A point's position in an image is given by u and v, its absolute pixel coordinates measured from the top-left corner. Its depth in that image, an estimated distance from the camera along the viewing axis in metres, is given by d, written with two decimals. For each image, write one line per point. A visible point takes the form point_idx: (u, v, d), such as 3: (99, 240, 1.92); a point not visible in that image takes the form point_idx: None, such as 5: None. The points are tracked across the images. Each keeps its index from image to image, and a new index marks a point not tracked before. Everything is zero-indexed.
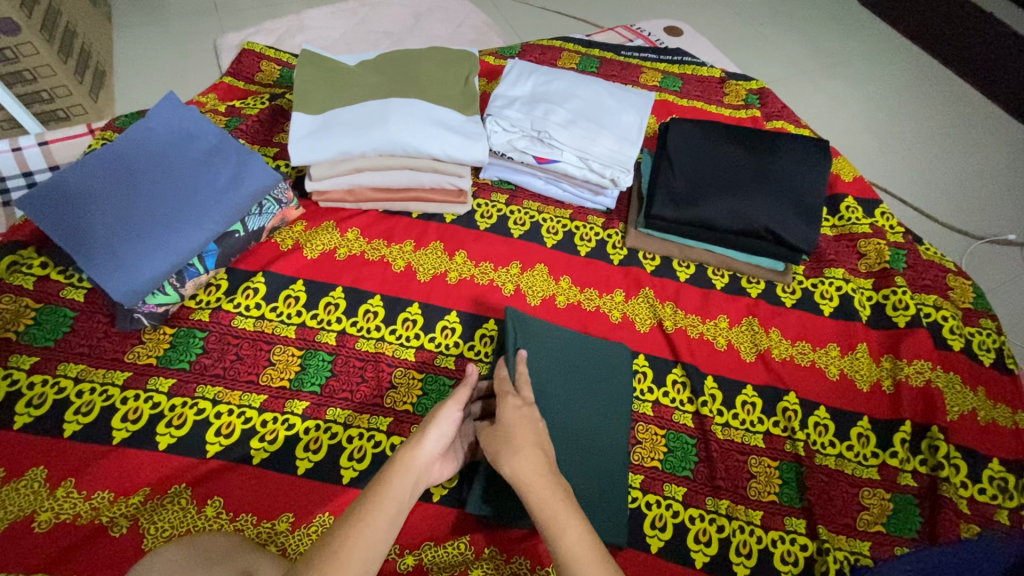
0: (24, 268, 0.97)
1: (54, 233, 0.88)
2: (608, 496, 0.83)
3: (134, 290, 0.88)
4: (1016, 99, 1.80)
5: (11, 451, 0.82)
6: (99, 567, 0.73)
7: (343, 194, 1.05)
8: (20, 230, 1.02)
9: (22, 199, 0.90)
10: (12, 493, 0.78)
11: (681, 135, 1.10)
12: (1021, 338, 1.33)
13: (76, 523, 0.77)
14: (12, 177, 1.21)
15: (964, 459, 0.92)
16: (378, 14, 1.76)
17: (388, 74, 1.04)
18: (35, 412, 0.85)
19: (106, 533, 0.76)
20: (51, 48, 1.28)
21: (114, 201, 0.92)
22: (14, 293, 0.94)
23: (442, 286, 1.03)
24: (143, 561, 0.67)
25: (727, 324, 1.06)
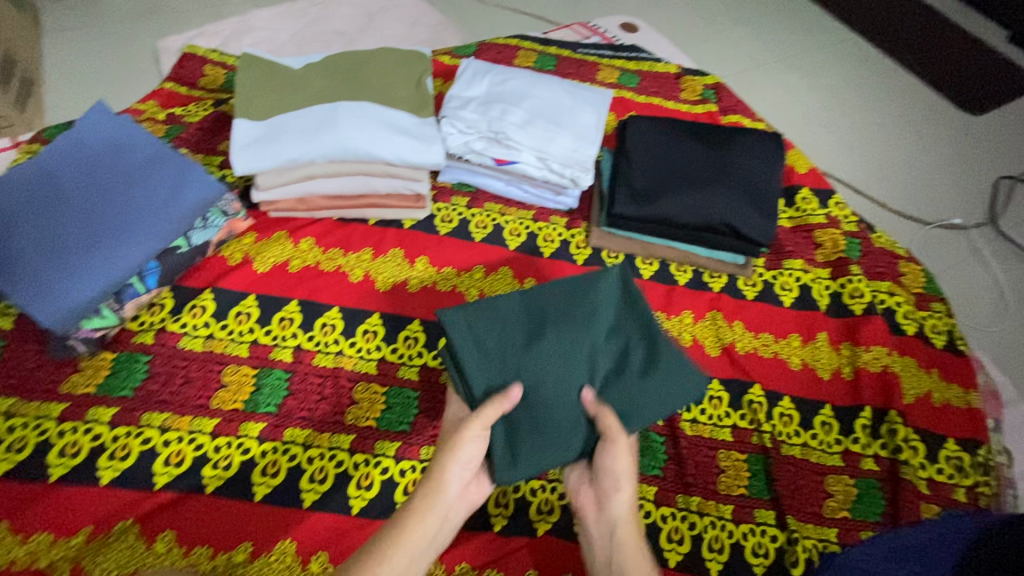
0: None
1: None
2: (527, 450, 0.76)
3: (64, 315, 0.82)
4: (955, 89, 1.88)
5: None
6: None
7: (294, 203, 1.01)
8: None
9: None
10: None
11: (638, 133, 1.10)
12: (970, 317, 1.38)
13: (11, 570, 0.73)
14: None
15: (922, 441, 0.95)
16: (329, 14, 1.71)
17: (336, 75, 1.00)
18: None
19: None
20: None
21: (41, 219, 0.85)
22: None
23: (403, 295, 1.00)
24: None
25: (691, 319, 1.07)
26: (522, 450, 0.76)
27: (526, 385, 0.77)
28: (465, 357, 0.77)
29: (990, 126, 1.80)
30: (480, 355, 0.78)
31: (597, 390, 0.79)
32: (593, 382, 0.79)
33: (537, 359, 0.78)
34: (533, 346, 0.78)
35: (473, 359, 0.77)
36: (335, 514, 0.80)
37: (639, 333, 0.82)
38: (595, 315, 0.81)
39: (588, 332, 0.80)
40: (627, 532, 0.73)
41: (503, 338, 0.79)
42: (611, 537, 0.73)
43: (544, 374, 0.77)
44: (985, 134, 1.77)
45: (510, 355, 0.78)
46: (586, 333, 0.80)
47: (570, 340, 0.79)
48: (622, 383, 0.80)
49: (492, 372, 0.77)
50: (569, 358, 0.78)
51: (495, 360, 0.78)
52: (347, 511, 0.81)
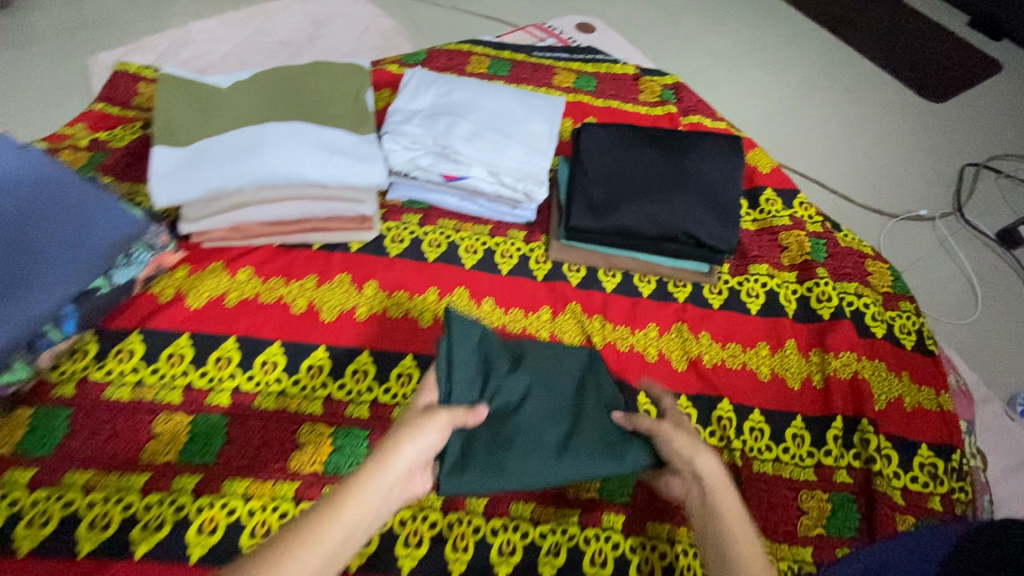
0: None
1: None
2: (473, 460, 0.75)
3: None
4: (916, 77, 1.88)
5: None
6: None
7: (228, 231, 0.94)
8: None
9: None
10: None
11: (593, 140, 1.05)
12: (939, 310, 1.37)
13: None
14: None
15: (894, 448, 0.92)
16: (274, 23, 1.63)
17: (267, 93, 0.93)
18: None
19: None
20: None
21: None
22: None
23: (351, 325, 0.94)
24: None
25: (657, 332, 1.02)
26: (468, 457, 0.74)
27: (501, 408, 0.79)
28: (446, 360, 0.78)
29: (952, 114, 1.80)
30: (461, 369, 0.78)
31: (568, 430, 0.79)
32: (563, 420, 0.80)
33: (518, 386, 0.80)
34: (512, 377, 0.80)
35: (455, 369, 0.77)
36: None
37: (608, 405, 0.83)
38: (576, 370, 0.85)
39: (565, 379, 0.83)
40: (727, 496, 0.72)
41: (484, 349, 0.81)
42: (707, 507, 0.72)
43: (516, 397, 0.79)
44: (948, 122, 1.77)
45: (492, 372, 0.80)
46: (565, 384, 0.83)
47: (549, 388, 0.82)
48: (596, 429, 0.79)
49: (467, 385, 0.77)
50: (548, 402, 0.81)
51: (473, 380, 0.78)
52: None
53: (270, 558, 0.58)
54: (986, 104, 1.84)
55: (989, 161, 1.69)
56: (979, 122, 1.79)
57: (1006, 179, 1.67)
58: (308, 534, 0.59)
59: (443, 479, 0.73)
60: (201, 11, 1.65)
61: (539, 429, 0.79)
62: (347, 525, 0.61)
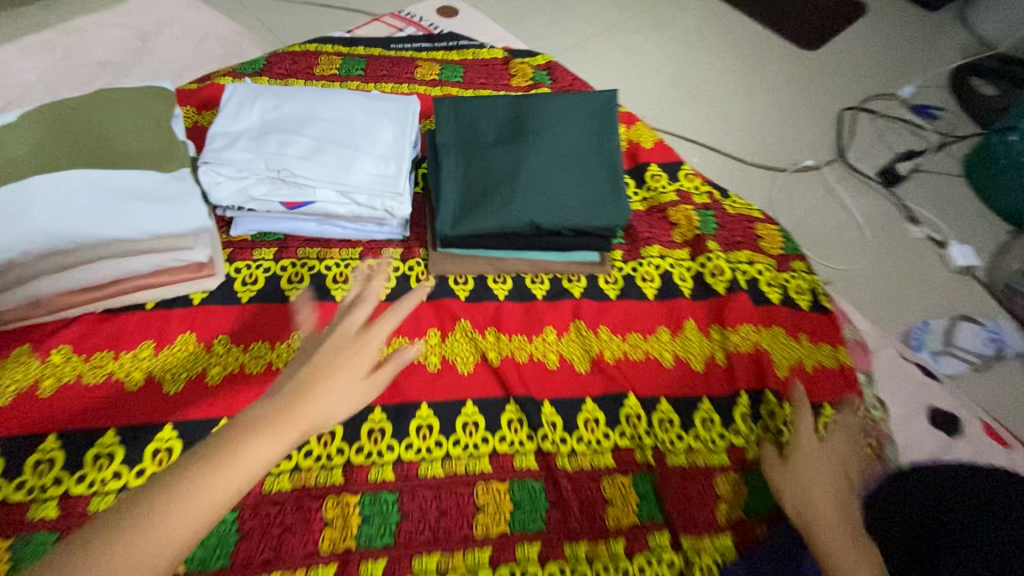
0: None
1: None
2: (451, 209, 0.90)
3: None
4: (789, 28, 1.91)
5: None
6: None
7: (27, 308, 0.78)
8: None
9: None
10: None
11: (452, 125, 0.96)
12: (819, 254, 1.40)
13: None
14: None
15: (803, 416, 0.92)
16: (89, 41, 1.40)
17: (38, 135, 0.75)
18: None
19: None
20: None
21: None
22: None
23: (200, 391, 0.82)
24: None
25: (555, 336, 0.96)
26: (469, 212, 0.89)
27: (484, 168, 0.91)
28: (460, 186, 0.91)
29: (826, 61, 1.84)
30: (458, 177, 0.92)
31: (538, 146, 0.92)
32: (539, 150, 0.92)
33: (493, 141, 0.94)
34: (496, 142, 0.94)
35: (453, 196, 0.91)
36: None
37: (586, 151, 0.93)
38: (563, 152, 0.93)
39: (542, 165, 0.91)
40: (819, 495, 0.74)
41: (487, 164, 0.92)
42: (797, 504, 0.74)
43: (491, 154, 0.92)
44: (821, 70, 1.81)
45: (491, 168, 0.91)
46: (545, 153, 0.92)
47: (531, 141, 0.93)
48: (569, 156, 0.92)
49: (470, 196, 0.90)
50: (531, 145, 0.92)
51: (475, 197, 0.90)
52: None
53: (185, 496, 0.50)
54: (854, 48, 1.91)
55: (864, 103, 1.73)
56: (851, 66, 1.84)
57: (883, 118, 1.70)
58: (214, 478, 0.51)
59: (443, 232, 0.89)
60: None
61: (527, 149, 0.92)
62: (277, 446, 0.55)
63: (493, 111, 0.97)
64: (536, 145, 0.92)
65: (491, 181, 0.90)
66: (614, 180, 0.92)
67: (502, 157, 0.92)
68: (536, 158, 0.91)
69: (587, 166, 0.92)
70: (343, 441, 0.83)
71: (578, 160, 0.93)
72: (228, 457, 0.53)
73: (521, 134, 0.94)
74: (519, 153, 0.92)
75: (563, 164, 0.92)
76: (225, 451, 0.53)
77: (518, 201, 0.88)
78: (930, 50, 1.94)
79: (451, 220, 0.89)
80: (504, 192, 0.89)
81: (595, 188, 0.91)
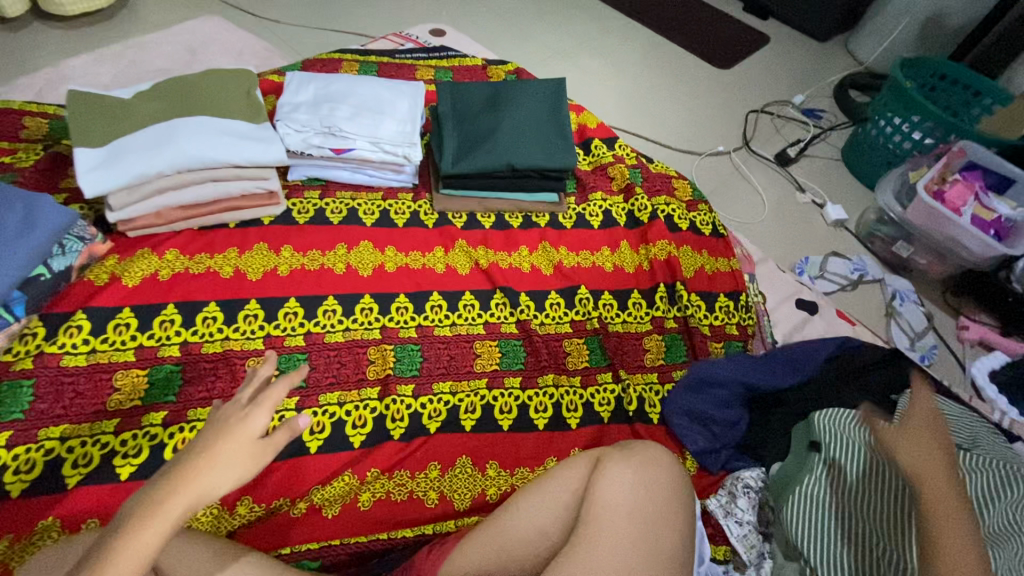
0: None
1: None
2: (450, 154, 1.26)
3: None
4: (706, 52, 2.40)
5: None
6: None
7: (152, 218, 1.10)
8: None
9: None
10: None
11: (450, 101, 1.34)
12: (729, 212, 1.80)
13: None
14: None
15: (703, 299, 1.29)
16: (148, 53, 1.74)
17: (168, 99, 1.10)
18: None
19: None
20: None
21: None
22: None
23: (275, 279, 1.13)
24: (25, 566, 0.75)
25: (527, 251, 1.31)
26: (464, 156, 1.26)
27: (473, 128, 1.29)
28: (456, 140, 1.28)
29: (735, 76, 2.33)
30: (455, 134, 1.29)
31: (512, 113, 1.31)
32: (512, 116, 1.30)
33: (480, 111, 1.32)
34: (482, 112, 1.32)
35: (451, 145, 1.27)
36: None
37: (545, 118, 1.32)
38: (529, 118, 1.31)
39: (514, 125, 1.29)
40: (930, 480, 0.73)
41: (475, 126, 1.29)
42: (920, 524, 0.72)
43: (478, 119, 1.30)
44: (731, 83, 2.29)
45: (478, 128, 1.29)
46: (516, 118, 1.30)
47: (507, 110, 1.31)
48: (533, 120, 1.31)
49: (464, 146, 1.27)
50: (506, 112, 1.31)
51: (467, 146, 1.27)
52: None
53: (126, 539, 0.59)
54: (757, 67, 2.41)
55: (766, 107, 2.21)
56: (756, 80, 2.33)
57: (779, 118, 2.18)
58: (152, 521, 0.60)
59: (445, 169, 1.25)
60: (73, 50, 1.73)
61: (504, 115, 1.30)
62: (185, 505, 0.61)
63: (480, 92, 1.36)
64: (510, 112, 1.31)
65: (478, 136, 1.28)
66: (567, 137, 1.31)
67: (486, 121, 1.30)
68: (510, 120, 1.29)
69: (547, 127, 1.31)
70: (378, 312, 1.14)
71: (540, 123, 1.31)
72: (166, 495, 0.61)
73: (499, 106, 1.33)
74: (498, 118, 1.30)
75: (529, 125, 1.30)
76: (145, 505, 0.61)
77: (499, 149, 1.25)
78: (817, 69, 2.46)
79: (451, 160, 1.26)
80: (488, 142, 1.26)
81: (552, 140, 1.29)
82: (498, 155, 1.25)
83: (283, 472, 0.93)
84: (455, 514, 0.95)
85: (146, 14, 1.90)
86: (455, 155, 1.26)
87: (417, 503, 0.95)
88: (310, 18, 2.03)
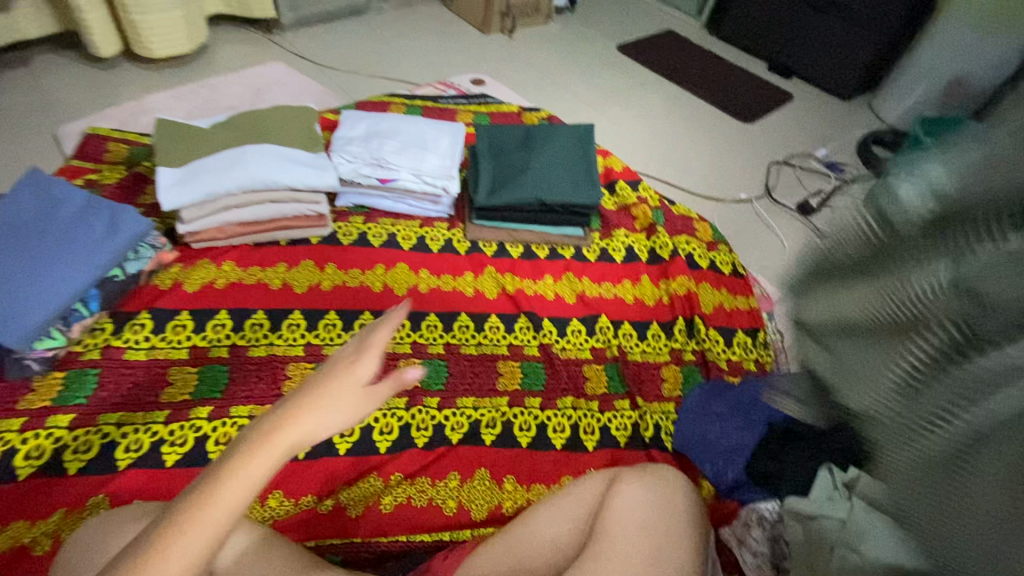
0: None
1: None
2: (484, 188, 1.37)
3: (30, 333, 0.98)
4: (730, 107, 2.52)
5: None
6: None
7: (215, 232, 1.22)
8: None
9: None
10: None
11: (486, 140, 1.46)
12: (750, 256, 1.85)
13: None
14: None
15: (721, 334, 1.33)
16: (219, 92, 1.95)
17: (239, 129, 1.25)
18: None
19: (28, 553, 0.86)
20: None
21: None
22: None
23: (318, 293, 1.23)
24: (76, 533, 0.82)
25: (552, 280, 1.38)
26: (496, 191, 1.36)
27: (506, 166, 1.40)
28: (490, 176, 1.39)
29: (758, 130, 2.43)
30: (488, 171, 1.40)
31: (543, 154, 1.41)
32: (543, 156, 1.41)
33: (513, 150, 1.43)
34: (515, 151, 1.43)
35: (485, 181, 1.38)
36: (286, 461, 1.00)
37: (574, 158, 1.42)
38: (559, 158, 1.41)
39: (545, 164, 1.39)
40: None
41: (508, 164, 1.40)
42: None
43: (511, 158, 1.41)
44: (754, 136, 2.39)
45: (511, 166, 1.39)
46: (547, 158, 1.40)
47: (538, 151, 1.42)
48: (562, 161, 1.41)
49: (496, 183, 1.37)
50: (537, 152, 1.41)
51: (500, 181, 1.37)
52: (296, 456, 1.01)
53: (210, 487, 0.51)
54: (780, 122, 2.51)
55: (788, 159, 2.29)
56: (779, 134, 2.43)
57: (801, 170, 2.25)
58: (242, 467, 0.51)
59: (478, 201, 1.35)
60: (154, 88, 1.95)
61: (535, 155, 1.41)
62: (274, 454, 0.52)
63: (513, 134, 1.48)
64: (541, 152, 1.41)
65: (510, 173, 1.38)
66: (593, 176, 1.40)
67: (518, 160, 1.40)
68: (541, 160, 1.40)
69: (575, 167, 1.41)
70: (410, 329, 1.22)
71: (569, 163, 1.41)
72: (246, 455, 0.51)
73: (531, 147, 1.43)
74: (529, 157, 1.40)
75: (558, 165, 1.40)
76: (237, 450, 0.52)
77: (529, 185, 1.35)
78: (840, 125, 2.55)
79: (484, 194, 1.36)
80: (519, 179, 1.36)
81: (579, 181, 1.39)
82: (528, 191, 1.35)
83: (312, 471, 0.99)
84: (471, 524, 0.99)
85: (220, 59, 2.14)
86: (489, 189, 1.36)
87: (436, 509, 0.99)
88: (363, 66, 2.24)
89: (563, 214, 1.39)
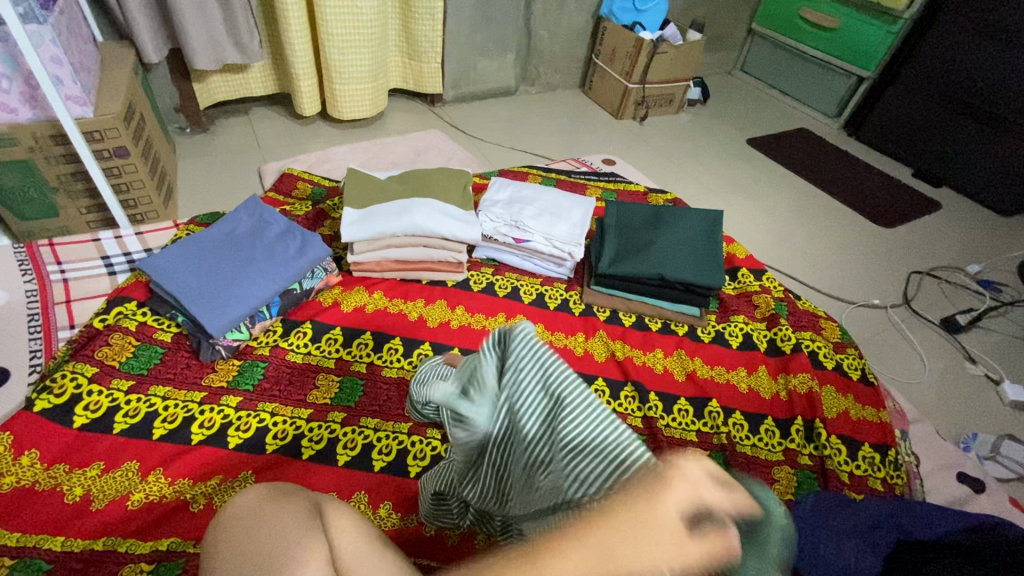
0: (129, 315, 1.28)
1: (171, 288, 1.21)
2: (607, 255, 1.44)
3: (224, 324, 1.20)
4: (866, 209, 2.42)
5: (136, 446, 1.08)
6: (179, 532, 0.97)
7: (373, 264, 1.43)
8: (127, 289, 1.35)
9: (148, 262, 1.26)
10: (112, 479, 1.03)
11: (616, 212, 1.55)
12: (881, 365, 1.71)
13: (162, 501, 1.01)
14: (115, 256, 1.50)
15: (844, 444, 1.24)
16: (386, 150, 2.29)
17: (408, 183, 1.48)
18: (169, 425, 1.12)
19: (188, 507, 1.00)
20: (138, 153, 1.66)
21: (218, 255, 1.29)
22: (121, 332, 1.24)
23: (446, 330, 1.38)
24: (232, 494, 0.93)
25: (662, 354, 1.40)
26: (618, 261, 1.42)
27: (630, 240, 1.47)
28: (615, 246, 1.46)
29: (897, 235, 2.30)
30: (611, 241, 1.47)
31: (671, 232, 1.46)
32: (670, 234, 1.46)
33: (641, 225, 1.50)
34: (644, 226, 1.50)
35: (608, 251, 1.46)
36: (399, 476, 1.10)
37: (703, 240, 1.45)
38: (686, 238, 1.45)
39: (671, 242, 1.44)
40: None
41: (633, 237, 1.47)
42: None
43: (636, 232, 1.48)
44: (891, 240, 2.27)
45: (637, 240, 1.46)
46: (674, 236, 1.45)
47: (665, 228, 1.48)
48: (689, 241, 1.45)
49: (620, 253, 1.44)
50: (663, 230, 1.47)
51: (624, 251, 1.44)
52: (407, 473, 1.11)
53: None
54: (925, 231, 2.35)
55: (932, 270, 2.13)
56: (923, 243, 2.27)
57: (948, 284, 2.07)
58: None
59: (600, 267, 1.42)
60: (337, 142, 2.36)
61: (661, 233, 1.46)
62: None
63: (642, 210, 1.55)
64: (666, 231, 1.47)
65: (634, 246, 1.44)
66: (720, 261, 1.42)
67: (643, 237, 1.47)
68: (667, 237, 1.45)
69: (702, 248, 1.44)
70: None
71: (696, 243, 1.45)
72: None
73: (657, 225, 1.49)
74: (655, 234, 1.46)
75: (686, 244, 1.44)
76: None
77: (653, 260, 1.40)
78: (998, 241, 2.33)
79: (607, 261, 1.43)
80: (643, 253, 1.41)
81: (707, 262, 1.41)
82: (653, 266, 1.39)
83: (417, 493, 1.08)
84: None
85: (390, 124, 2.53)
86: (611, 257, 1.43)
87: None
88: (506, 139, 2.51)
89: (683, 292, 1.42)
